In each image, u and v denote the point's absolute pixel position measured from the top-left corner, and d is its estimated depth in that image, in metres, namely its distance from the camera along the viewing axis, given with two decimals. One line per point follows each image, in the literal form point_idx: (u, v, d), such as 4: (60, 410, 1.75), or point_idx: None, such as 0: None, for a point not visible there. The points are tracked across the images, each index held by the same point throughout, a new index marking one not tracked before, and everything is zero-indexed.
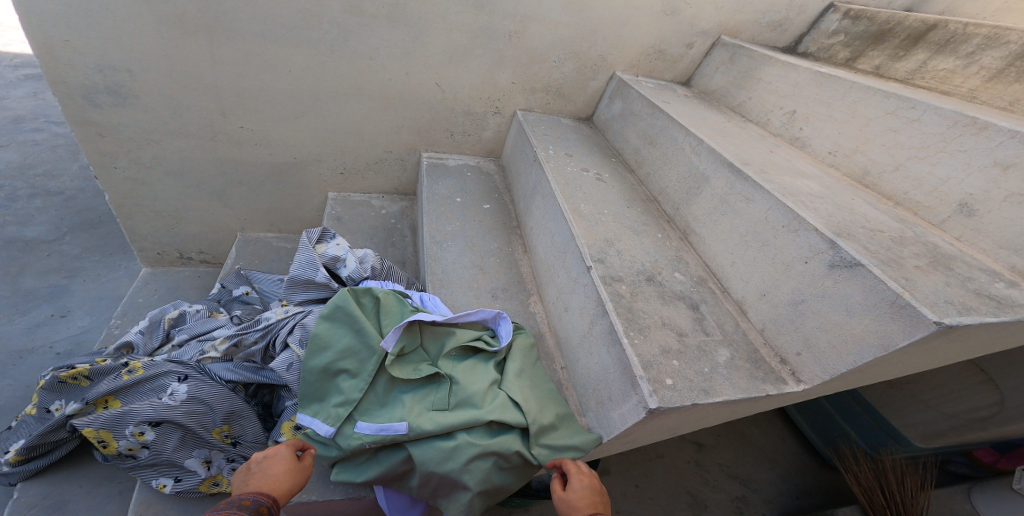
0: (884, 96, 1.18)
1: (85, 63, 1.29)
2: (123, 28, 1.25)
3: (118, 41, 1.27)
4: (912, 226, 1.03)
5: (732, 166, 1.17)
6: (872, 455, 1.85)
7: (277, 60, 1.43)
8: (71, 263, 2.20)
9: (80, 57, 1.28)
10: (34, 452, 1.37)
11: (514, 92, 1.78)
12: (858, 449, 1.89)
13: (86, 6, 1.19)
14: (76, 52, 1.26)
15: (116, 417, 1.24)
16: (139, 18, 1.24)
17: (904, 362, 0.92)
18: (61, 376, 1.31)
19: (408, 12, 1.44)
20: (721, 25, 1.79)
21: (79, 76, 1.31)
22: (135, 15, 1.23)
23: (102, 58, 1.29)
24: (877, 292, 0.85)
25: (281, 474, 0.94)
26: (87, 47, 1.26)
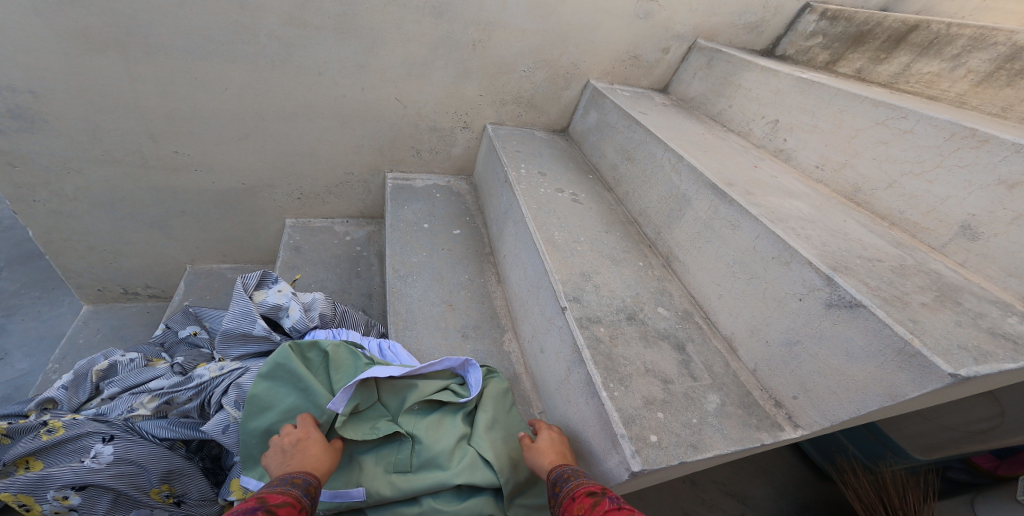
0: (872, 104, 1.08)
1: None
2: (20, 44, 1.09)
3: (14, 59, 1.11)
4: (913, 252, 0.93)
5: (715, 187, 1.06)
6: (871, 468, 1.78)
7: (211, 79, 1.29)
8: (7, 301, 1.91)
9: None
10: None
11: (482, 105, 1.65)
12: (856, 461, 1.82)
13: None
14: None
15: (30, 482, 0.92)
16: (36, 35, 1.09)
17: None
18: None
19: (356, 23, 1.31)
20: (697, 28, 1.70)
21: None
22: (31, 32, 1.08)
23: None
24: (881, 337, 0.74)
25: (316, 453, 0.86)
26: None
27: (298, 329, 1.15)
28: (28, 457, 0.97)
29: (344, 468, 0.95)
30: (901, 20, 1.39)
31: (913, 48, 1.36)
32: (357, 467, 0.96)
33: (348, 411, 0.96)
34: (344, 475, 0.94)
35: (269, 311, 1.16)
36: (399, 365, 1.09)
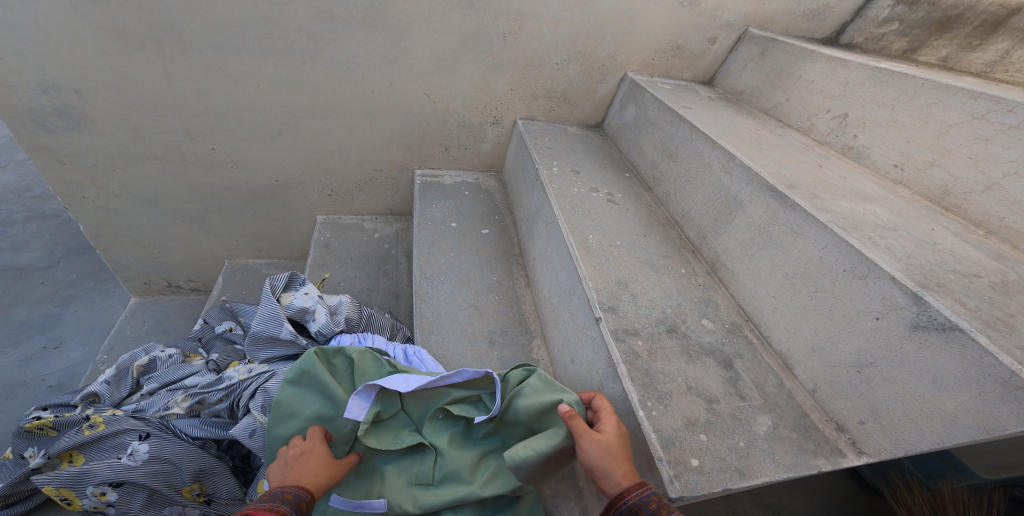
0: (967, 96, 0.95)
1: (27, 84, 1.16)
2: (64, 44, 1.12)
3: (58, 58, 1.14)
4: (1016, 265, 0.80)
5: (774, 190, 0.96)
6: (929, 485, 1.46)
7: (242, 75, 1.29)
8: (64, 291, 2.01)
9: (19, 77, 1.15)
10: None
11: (513, 99, 1.59)
12: (910, 477, 1.51)
13: (15, 23, 1.06)
14: (15, 73, 1.13)
15: (74, 475, 0.95)
16: (76, 33, 1.11)
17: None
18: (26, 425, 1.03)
19: (385, 16, 1.27)
20: (749, 16, 1.57)
21: (23, 98, 1.18)
22: (71, 30, 1.10)
23: (45, 78, 1.16)
24: (979, 366, 0.62)
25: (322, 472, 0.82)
26: (24, 65, 1.13)
27: (324, 333, 1.14)
28: (72, 450, 0.98)
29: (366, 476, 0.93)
30: (1001, 2, 1.21)
31: (1014, 33, 1.18)
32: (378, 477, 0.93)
33: (369, 419, 0.92)
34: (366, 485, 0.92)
35: (296, 314, 1.15)
36: (424, 372, 1.03)
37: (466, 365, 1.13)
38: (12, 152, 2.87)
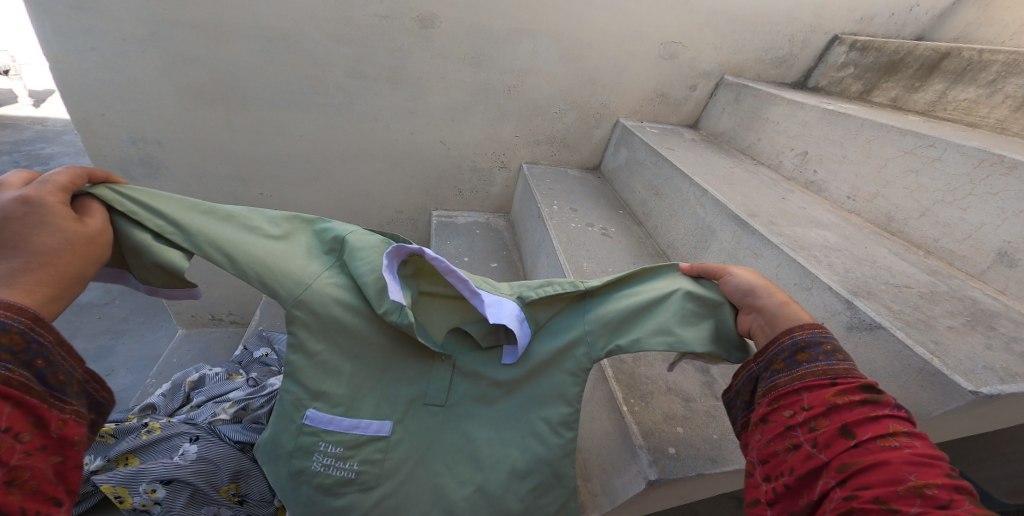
0: (899, 134, 1.11)
1: (121, 137, 1.45)
2: (153, 102, 1.40)
3: (148, 114, 1.43)
4: (948, 279, 0.93)
5: (738, 219, 1.12)
6: None
7: (287, 127, 1.54)
8: (118, 325, 2.23)
9: (116, 130, 1.44)
10: None
11: (518, 145, 1.80)
12: None
13: (118, 84, 1.35)
14: (115, 127, 1.43)
15: (131, 473, 1.10)
16: (164, 93, 1.39)
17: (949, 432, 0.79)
18: None
19: (407, 74, 1.52)
20: (723, 65, 1.76)
21: (116, 148, 1.47)
22: (161, 91, 1.39)
23: (135, 132, 1.45)
24: (901, 357, 0.74)
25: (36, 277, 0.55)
26: (121, 120, 1.42)
27: None
28: (129, 452, 1.15)
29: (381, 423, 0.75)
30: (932, 48, 1.42)
31: (947, 75, 1.37)
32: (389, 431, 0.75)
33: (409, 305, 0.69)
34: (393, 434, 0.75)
35: None
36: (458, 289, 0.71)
37: None
38: None
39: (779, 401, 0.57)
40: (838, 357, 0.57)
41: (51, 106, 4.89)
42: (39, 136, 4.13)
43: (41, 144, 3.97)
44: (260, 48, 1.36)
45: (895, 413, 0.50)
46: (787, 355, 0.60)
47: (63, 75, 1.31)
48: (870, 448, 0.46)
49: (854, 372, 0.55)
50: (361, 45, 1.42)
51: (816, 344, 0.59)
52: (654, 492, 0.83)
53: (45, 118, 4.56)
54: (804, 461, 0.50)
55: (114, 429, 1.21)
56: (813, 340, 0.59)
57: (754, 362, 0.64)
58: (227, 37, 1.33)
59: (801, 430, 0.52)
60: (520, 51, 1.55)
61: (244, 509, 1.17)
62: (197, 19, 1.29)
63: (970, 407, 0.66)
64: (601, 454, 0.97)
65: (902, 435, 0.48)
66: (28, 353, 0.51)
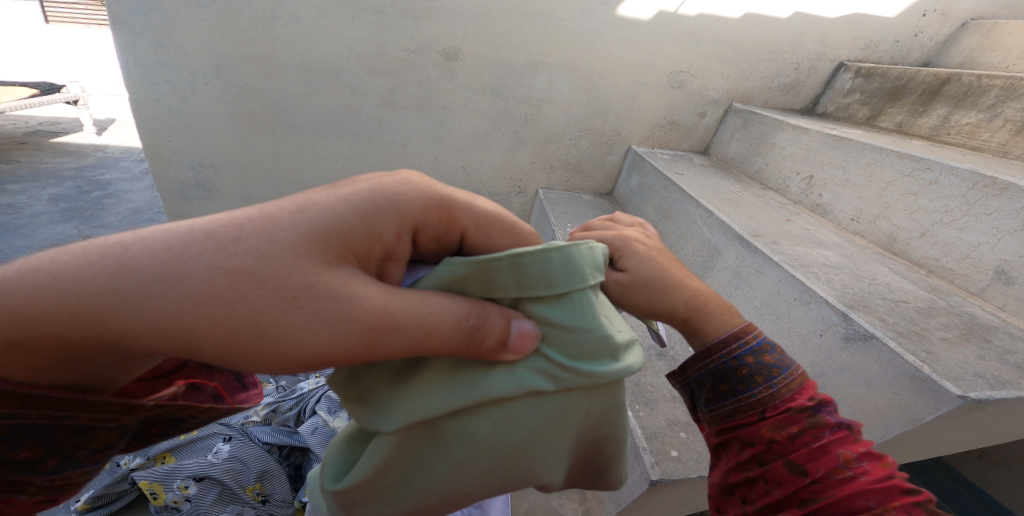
0: (897, 157, 1.17)
1: (182, 161, 1.63)
2: (211, 129, 1.58)
3: (207, 141, 1.60)
4: (947, 296, 0.98)
5: (741, 239, 1.17)
6: None
7: (325, 153, 1.69)
8: None
9: (178, 155, 1.62)
10: (100, 501, 1.26)
11: (535, 171, 1.91)
12: None
13: (184, 116, 1.54)
14: (177, 153, 1.61)
15: (166, 471, 1.20)
16: (223, 122, 1.57)
17: (946, 438, 0.82)
18: None
19: (432, 103, 1.65)
20: (731, 93, 1.84)
21: (177, 171, 1.65)
22: (220, 120, 1.57)
23: (195, 157, 1.63)
24: (894, 365, 0.78)
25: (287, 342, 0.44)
26: (183, 145, 1.60)
27: None
28: (167, 452, 1.25)
29: (452, 400, 0.47)
30: (933, 74, 1.46)
31: (949, 100, 1.42)
32: (478, 464, 0.50)
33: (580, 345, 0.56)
34: (414, 449, 0.50)
35: None
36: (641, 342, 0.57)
37: None
38: (131, 224, 3.47)
39: (726, 433, 0.55)
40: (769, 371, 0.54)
41: (110, 135, 5.34)
42: (99, 163, 4.52)
43: (102, 171, 4.34)
44: (306, 79, 1.53)
45: (836, 432, 0.48)
46: (711, 387, 0.57)
47: (139, 105, 1.50)
48: (828, 484, 0.45)
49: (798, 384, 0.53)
50: (392, 77, 1.58)
51: (731, 372, 0.55)
52: (657, 495, 0.87)
53: (105, 147, 4.97)
54: (762, 499, 0.48)
55: None
56: (727, 369, 0.55)
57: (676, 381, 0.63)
58: (279, 70, 1.50)
59: (751, 464, 0.51)
60: (536, 82, 1.67)
61: (266, 508, 1.23)
62: (255, 55, 1.47)
63: (959, 411, 0.71)
64: None
65: (852, 459, 0.46)
66: None
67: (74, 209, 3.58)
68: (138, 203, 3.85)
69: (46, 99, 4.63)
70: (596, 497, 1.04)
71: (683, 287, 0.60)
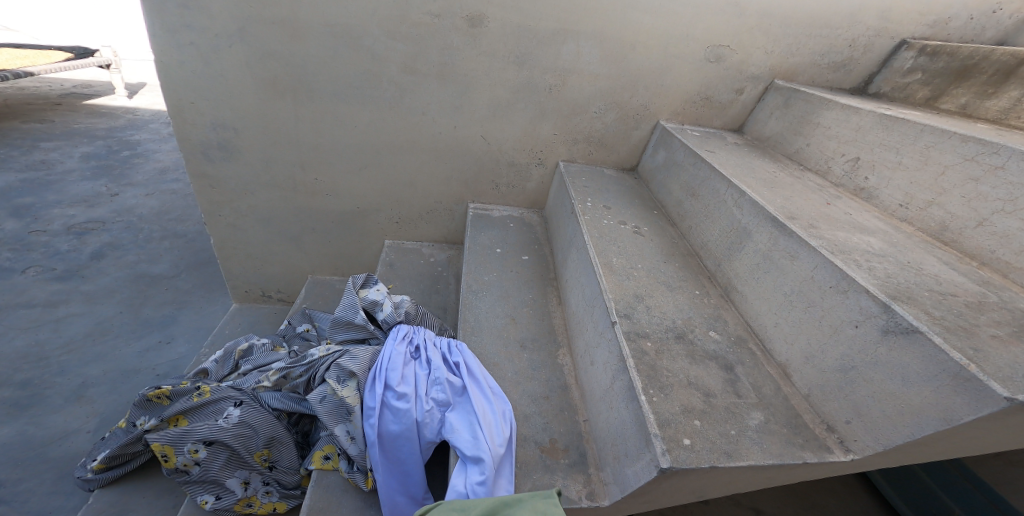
0: (960, 140, 1.08)
1: (204, 123, 1.62)
2: (233, 92, 1.55)
3: (229, 104, 1.58)
4: (1001, 291, 0.90)
5: (775, 220, 1.09)
6: None
7: (345, 119, 1.65)
8: (182, 296, 2.43)
9: (201, 117, 1.60)
10: (115, 460, 1.42)
11: (557, 143, 1.83)
12: None
13: (207, 78, 1.51)
14: (200, 114, 1.59)
15: (178, 434, 1.27)
16: (244, 85, 1.54)
17: (986, 442, 0.76)
18: (148, 394, 1.40)
19: (455, 71, 1.59)
20: (774, 69, 1.71)
21: (200, 133, 1.64)
22: (241, 83, 1.53)
23: (217, 119, 1.61)
24: (935, 362, 0.72)
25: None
26: (206, 108, 1.58)
27: (389, 322, 1.43)
28: (180, 414, 1.31)
29: None
30: (1011, 52, 1.32)
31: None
32: None
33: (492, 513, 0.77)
34: None
35: (369, 305, 1.46)
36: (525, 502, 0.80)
37: (501, 367, 1.29)
38: (157, 184, 3.55)
39: None
40: None
41: (141, 99, 5.42)
42: (130, 125, 4.60)
43: (132, 132, 4.43)
44: (329, 45, 1.48)
45: None
46: None
47: (165, 69, 1.48)
48: None
49: None
50: (415, 43, 1.51)
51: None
52: (665, 483, 0.84)
53: (136, 109, 5.06)
54: None
55: (169, 391, 1.38)
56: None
57: None
58: (303, 35, 1.46)
59: None
60: (564, 52, 1.58)
61: (272, 474, 1.31)
62: (277, 16, 1.41)
63: (1005, 414, 0.65)
64: (617, 442, 0.98)
65: None
66: None
67: (105, 167, 3.67)
68: (166, 164, 3.93)
69: (80, 61, 4.70)
70: (601, 479, 1.02)
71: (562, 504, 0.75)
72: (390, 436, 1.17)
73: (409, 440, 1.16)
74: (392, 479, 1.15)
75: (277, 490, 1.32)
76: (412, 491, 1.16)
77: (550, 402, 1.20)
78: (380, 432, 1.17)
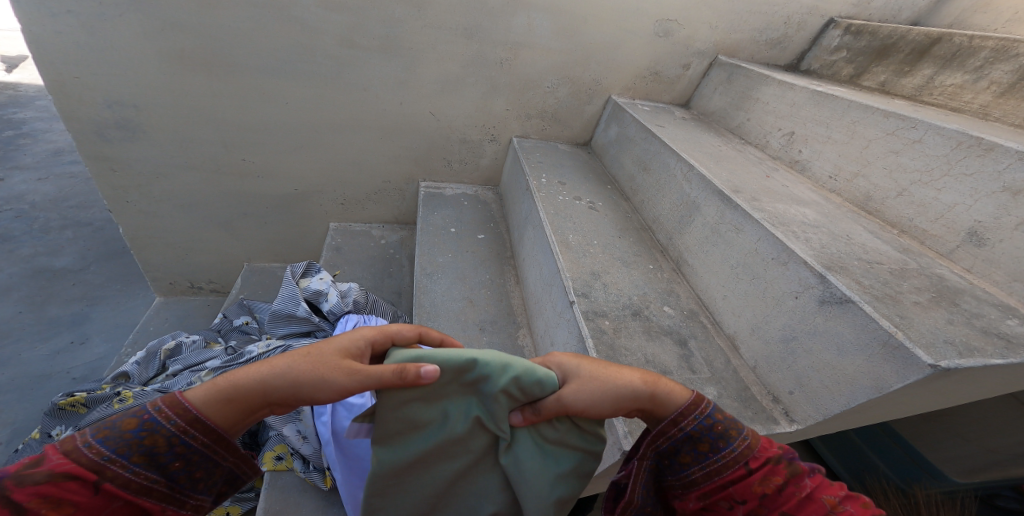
0: (883, 115, 1.15)
1: (96, 100, 1.37)
2: (133, 65, 1.33)
3: (127, 78, 1.35)
4: (919, 257, 0.99)
5: (722, 194, 1.13)
6: (905, 491, 1.64)
7: (274, 95, 1.49)
8: (93, 292, 2.16)
9: (91, 93, 1.36)
10: None
11: (509, 119, 1.77)
12: (889, 484, 1.68)
13: (95, 46, 1.28)
14: (89, 90, 1.35)
15: None
16: (144, 55, 1.32)
17: (909, 403, 0.84)
18: (60, 402, 1.26)
19: (399, 44, 1.47)
20: (718, 45, 1.74)
21: (91, 111, 1.39)
22: (140, 52, 1.31)
23: (112, 95, 1.37)
24: (868, 330, 0.79)
25: (340, 347, 0.62)
26: (97, 83, 1.34)
27: (335, 312, 1.32)
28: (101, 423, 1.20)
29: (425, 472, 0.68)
30: (924, 32, 1.43)
31: (937, 60, 1.39)
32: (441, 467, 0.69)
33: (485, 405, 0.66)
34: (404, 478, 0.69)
35: (312, 295, 1.33)
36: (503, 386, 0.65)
37: None
38: (51, 166, 3.10)
39: (709, 497, 0.64)
40: (729, 438, 0.64)
41: (25, 72, 4.68)
42: (11, 101, 3.96)
43: (12, 109, 3.82)
44: (250, 14, 1.31)
45: (813, 479, 0.61)
46: (690, 449, 0.65)
47: (36, 37, 1.23)
48: None
49: (755, 446, 0.63)
50: (353, 13, 1.38)
51: (708, 430, 0.64)
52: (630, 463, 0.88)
53: (17, 83, 4.36)
54: None
55: (84, 399, 1.26)
56: (704, 427, 0.64)
57: (653, 456, 0.69)
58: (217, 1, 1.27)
59: None
60: (515, 23, 1.51)
61: None
62: None
63: (927, 379, 0.72)
64: None
65: (834, 503, 0.60)
66: (164, 456, 0.55)
67: None
68: (60, 144, 3.44)
69: None
70: None
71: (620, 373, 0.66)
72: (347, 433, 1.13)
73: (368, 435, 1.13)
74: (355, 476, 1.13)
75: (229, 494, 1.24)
76: None
77: None
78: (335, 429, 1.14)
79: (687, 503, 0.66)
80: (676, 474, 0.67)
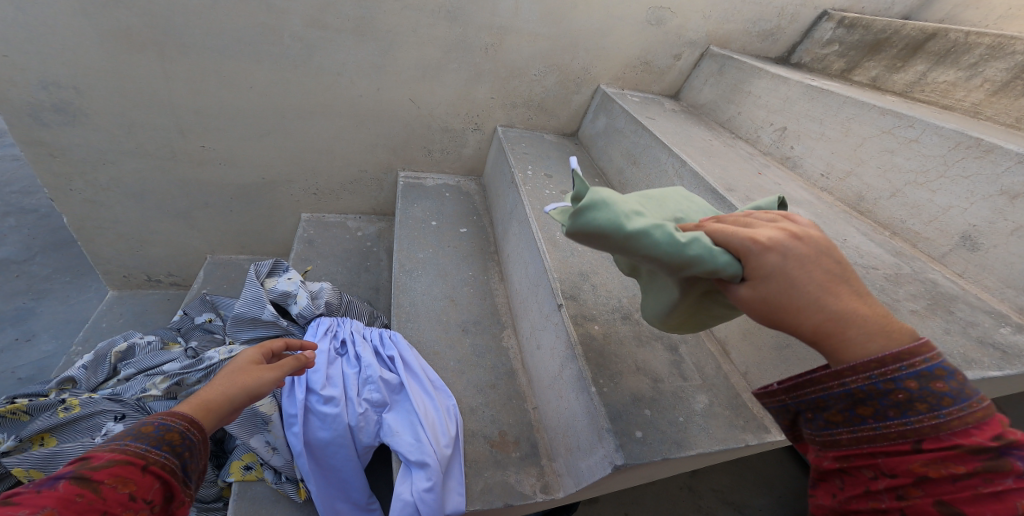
0: (879, 113, 1.12)
1: (27, 80, 1.23)
2: (69, 43, 1.19)
3: (62, 56, 1.21)
4: (911, 261, 0.97)
5: (715, 193, 1.09)
6: None
7: (236, 78, 1.37)
8: (40, 285, 2.00)
9: (21, 73, 1.21)
10: None
11: (494, 107, 1.69)
12: None
13: (22, 20, 1.13)
14: (18, 70, 1.20)
15: (47, 457, 1.05)
16: (81, 32, 1.18)
17: None
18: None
19: (375, 26, 1.37)
20: (710, 35, 1.69)
21: (23, 93, 1.24)
22: (76, 28, 1.17)
23: (46, 75, 1.23)
24: None
25: (249, 356, 0.73)
26: (27, 62, 1.20)
27: (305, 315, 1.25)
28: (47, 431, 1.10)
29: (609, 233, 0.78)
30: (920, 27, 1.40)
31: (930, 57, 1.37)
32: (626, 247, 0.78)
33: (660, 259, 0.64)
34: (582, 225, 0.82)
35: (279, 297, 1.26)
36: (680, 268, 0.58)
37: (444, 356, 1.24)
38: None
39: (851, 461, 0.47)
40: (915, 410, 0.44)
41: None
42: None
43: None
44: None
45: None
46: (845, 408, 0.48)
47: None
48: None
49: (971, 427, 0.43)
50: None
51: (880, 394, 0.46)
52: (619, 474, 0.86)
53: None
54: None
55: (28, 405, 1.12)
56: (876, 391, 0.46)
57: (790, 398, 0.53)
58: None
59: (885, 501, 0.44)
60: (500, 6, 1.42)
61: None
62: None
63: None
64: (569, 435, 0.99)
65: None
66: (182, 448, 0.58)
67: None
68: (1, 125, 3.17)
69: None
70: (555, 470, 1.05)
71: (818, 308, 0.48)
72: (320, 444, 1.08)
73: (343, 446, 1.08)
74: (329, 487, 1.08)
75: (194, 506, 1.15)
76: (354, 497, 1.09)
77: (497, 391, 1.19)
78: (307, 440, 1.08)
79: (821, 462, 0.50)
80: (817, 429, 0.51)
